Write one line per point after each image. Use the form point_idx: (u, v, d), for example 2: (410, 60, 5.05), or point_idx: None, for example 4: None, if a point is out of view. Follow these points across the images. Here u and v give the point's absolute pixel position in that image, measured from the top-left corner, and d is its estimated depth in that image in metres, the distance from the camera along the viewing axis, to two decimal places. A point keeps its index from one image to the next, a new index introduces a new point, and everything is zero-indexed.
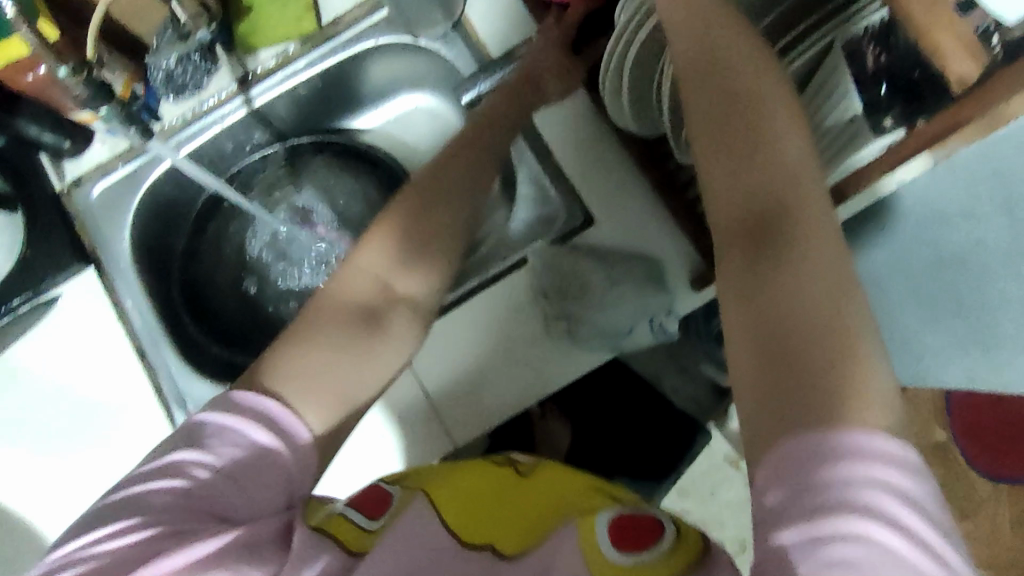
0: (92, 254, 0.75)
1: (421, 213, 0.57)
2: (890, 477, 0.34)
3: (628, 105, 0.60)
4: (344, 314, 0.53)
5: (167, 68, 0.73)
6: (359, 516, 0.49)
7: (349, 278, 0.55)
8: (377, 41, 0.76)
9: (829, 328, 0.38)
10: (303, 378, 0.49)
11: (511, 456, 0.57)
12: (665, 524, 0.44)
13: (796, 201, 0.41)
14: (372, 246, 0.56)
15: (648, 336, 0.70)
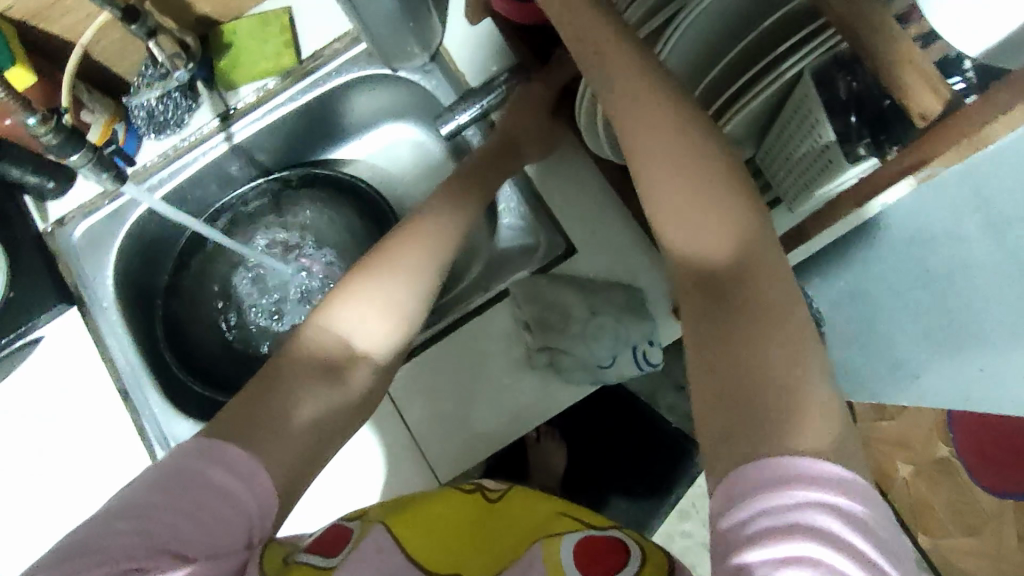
0: (74, 294, 0.75)
1: (393, 266, 0.58)
2: (857, 484, 0.37)
3: (603, 135, 0.60)
4: (316, 365, 0.54)
5: (148, 106, 0.74)
6: (315, 557, 0.49)
7: (319, 333, 0.55)
8: (357, 75, 0.76)
9: (787, 370, 0.40)
10: (274, 426, 0.50)
11: (477, 483, 0.60)
12: (631, 551, 0.47)
13: (756, 250, 0.43)
14: (354, 294, 0.57)
15: (632, 367, 0.67)
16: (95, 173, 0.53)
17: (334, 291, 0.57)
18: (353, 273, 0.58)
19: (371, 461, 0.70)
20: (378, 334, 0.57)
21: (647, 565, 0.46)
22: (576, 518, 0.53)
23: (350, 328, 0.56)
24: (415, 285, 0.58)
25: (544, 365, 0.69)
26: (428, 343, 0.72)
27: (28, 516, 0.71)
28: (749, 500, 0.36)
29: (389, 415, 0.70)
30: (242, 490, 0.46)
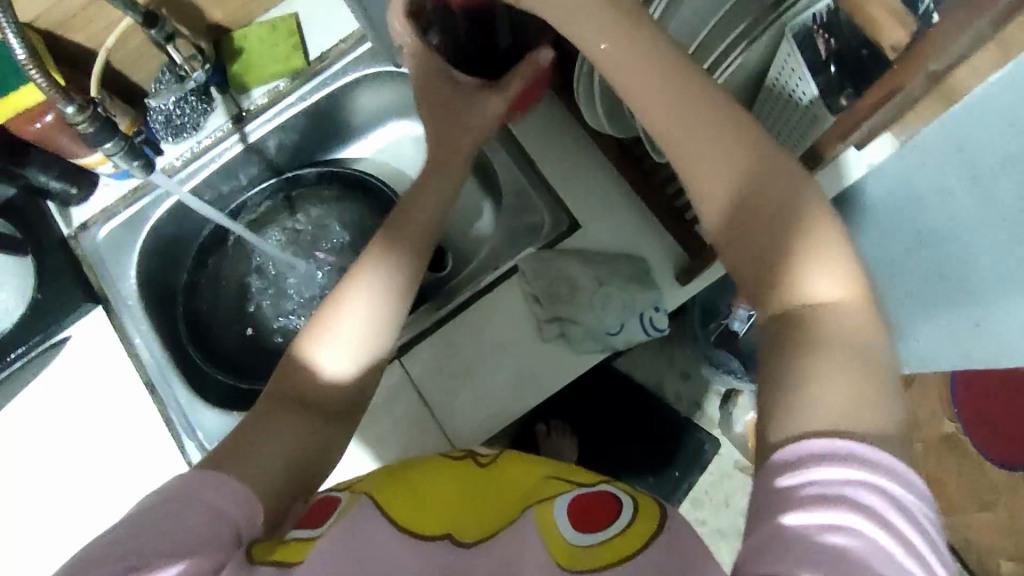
0: (100, 294, 0.78)
1: (368, 286, 0.57)
2: (913, 477, 0.36)
3: (603, 112, 0.64)
4: (292, 390, 0.55)
5: (167, 109, 0.77)
6: (302, 530, 0.50)
7: (289, 365, 0.55)
8: (363, 73, 0.80)
9: (818, 340, 0.41)
10: (290, 425, 0.53)
11: (467, 453, 0.63)
12: (623, 503, 0.49)
13: (787, 226, 0.44)
14: (333, 315, 0.56)
15: (640, 334, 0.71)
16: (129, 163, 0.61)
17: (323, 310, 0.57)
18: (341, 288, 0.58)
19: (390, 436, 0.73)
20: (348, 356, 0.55)
21: (638, 514, 0.48)
22: (567, 479, 0.55)
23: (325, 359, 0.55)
24: (400, 289, 0.58)
25: (555, 336, 0.71)
26: (443, 322, 0.74)
27: (70, 513, 0.74)
28: (805, 467, 0.36)
29: (409, 392, 0.73)
30: (229, 500, 0.48)
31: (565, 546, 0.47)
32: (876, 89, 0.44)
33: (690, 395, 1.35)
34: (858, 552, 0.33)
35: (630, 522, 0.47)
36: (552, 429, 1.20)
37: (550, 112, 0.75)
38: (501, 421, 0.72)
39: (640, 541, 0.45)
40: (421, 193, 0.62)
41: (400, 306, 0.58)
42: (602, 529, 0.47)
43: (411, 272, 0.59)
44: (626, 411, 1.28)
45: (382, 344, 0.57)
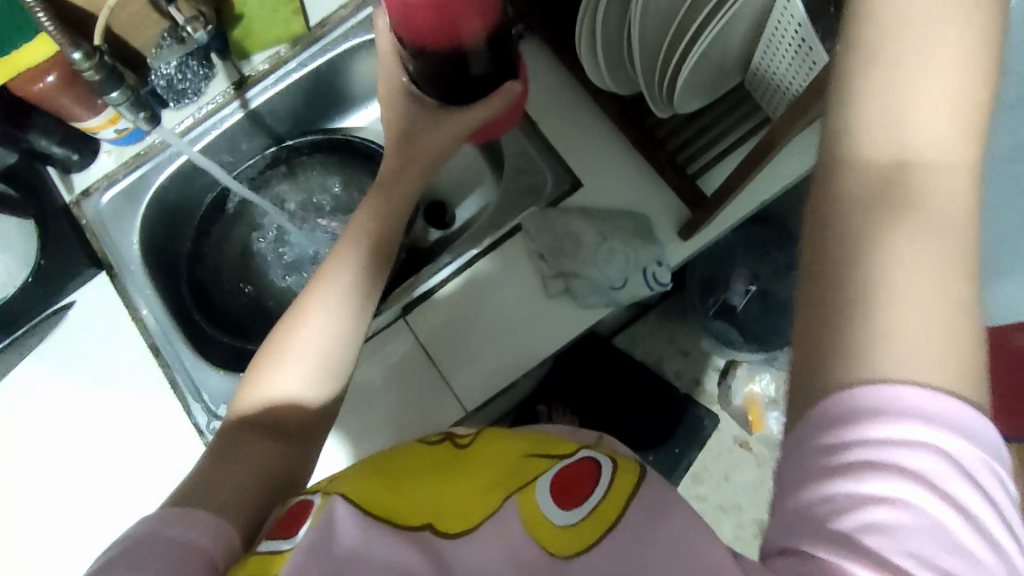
0: (103, 259, 0.77)
1: (331, 304, 0.56)
2: (975, 429, 0.32)
3: (604, 67, 0.65)
4: (263, 417, 0.54)
5: (167, 75, 0.76)
6: (276, 540, 0.44)
7: (255, 393, 0.55)
8: (363, 39, 0.80)
9: (897, 253, 0.34)
10: (262, 435, 0.53)
11: (445, 437, 0.60)
12: (601, 465, 0.50)
13: (912, 106, 0.35)
14: (291, 340, 0.55)
15: (643, 289, 0.72)
16: (133, 111, 0.70)
17: (279, 335, 0.56)
18: (296, 310, 0.57)
19: (395, 395, 0.74)
20: (297, 381, 0.54)
21: (618, 473, 0.49)
22: (541, 456, 0.54)
23: (280, 386, 0.54)
24: (358, 304, 0.57)
25: (560, 292, 0.72)
26: (445, 286, 0.74)
27: (74, 481, 0.73)
28: (850, 425, 0.32)
29: (414, 350, 0.74)
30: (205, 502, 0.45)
31: (555, 532, 0.46)
32: None
33: (691, 372, 1.36)
34: (905, 525, 0.30)
35: (605, 493, 0.48)
36: (554, 412, 1.21)
37: (552, 72, 0.76)
38: (505, 379, 0.73)
39: (620, 505, 0.46)
40: (376, 204, 0.63)
41: (360, 320, 0.57)
42: (580, 505, 0.47)
43: (373, 287, 0.60)
44: (625, 387, 1.28)
45: (341, 370, 0.56)
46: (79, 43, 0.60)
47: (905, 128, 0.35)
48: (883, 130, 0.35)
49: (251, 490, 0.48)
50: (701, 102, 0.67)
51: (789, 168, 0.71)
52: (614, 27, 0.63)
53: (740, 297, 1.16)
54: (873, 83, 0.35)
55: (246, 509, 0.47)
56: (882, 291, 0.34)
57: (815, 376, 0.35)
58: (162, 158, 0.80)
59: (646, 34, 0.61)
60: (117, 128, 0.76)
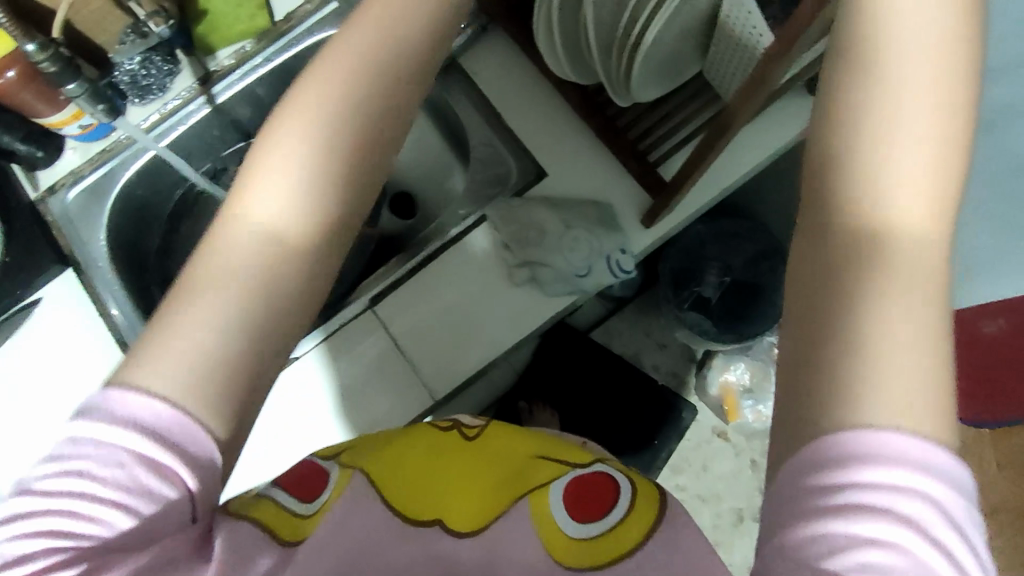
0: (71, 256, 0.77)
1: (343, 107, 0.43)
2: (957, 474, 0.32)
3: (562, 55, 0.66)
4: (250, 243, 0.42)
5: (131, 70, 0.77)
6: (290, 497, 0.52)
7: (241, 209, 0.42)
8: (329, 33, 0.81)
9: (886, 277, 0.35)
10: (249, 266, 0.41)
11: (453, 421, 0.63)
12: (620, 481, 0.53)
13: (867, 113, 0.36)
14: (288, 146, 0.43)
15: (607, 276, 0.73)
16: (92, 104, 0.70)
17: (269, 137, 0.43)
18: (292, 109, 0.44)
19: (362, 386, 0.74)
20: (290, 207, 0.43)
21: (636, 498, 0.51)
22: (549, 458, 0.58)
23: (271, 206, 0.42)
24: (382, 116, 0.45)
25: (525, 280, 0.73)
26: (410, 276, 0.75)
27: None
28: (834, 468, 0.32)
29: (381, 339, 0.74)
30: (180, 415, 0.37)
31: (567, 542, 0.50)
32: (783, 33, 0.47)
33: (668, 365, 1.37)
34: (893, 570, 0.30)
35: (624, 511, 0.50)
36: (536, 408, 1.22)
37: (517, 65, 0.77)
38: (471, 367, 0.73)
39: (650, 516, 0.49)
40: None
41: (382, 137, 0.45)
42: (592, 518, 0.51)
43: (403, 104, 0.46)
44: (605, 380, 1.28)
45: (355, 198, 0.45)
46: (31, 35, 0.61)
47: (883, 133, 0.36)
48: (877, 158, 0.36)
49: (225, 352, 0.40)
50: (657, 91, 0.68)
51: (747, 157, 0.73)
52: (570, 20, 0.64)
53: (712, 290, 1.17)
54: (855, 109, 0.37)
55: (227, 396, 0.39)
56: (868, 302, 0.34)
57: (812, 385, 0.35)
58: (128, 155, 0.80)
59: (600, 25, 0.62)
60: (81, 123, 0.76)
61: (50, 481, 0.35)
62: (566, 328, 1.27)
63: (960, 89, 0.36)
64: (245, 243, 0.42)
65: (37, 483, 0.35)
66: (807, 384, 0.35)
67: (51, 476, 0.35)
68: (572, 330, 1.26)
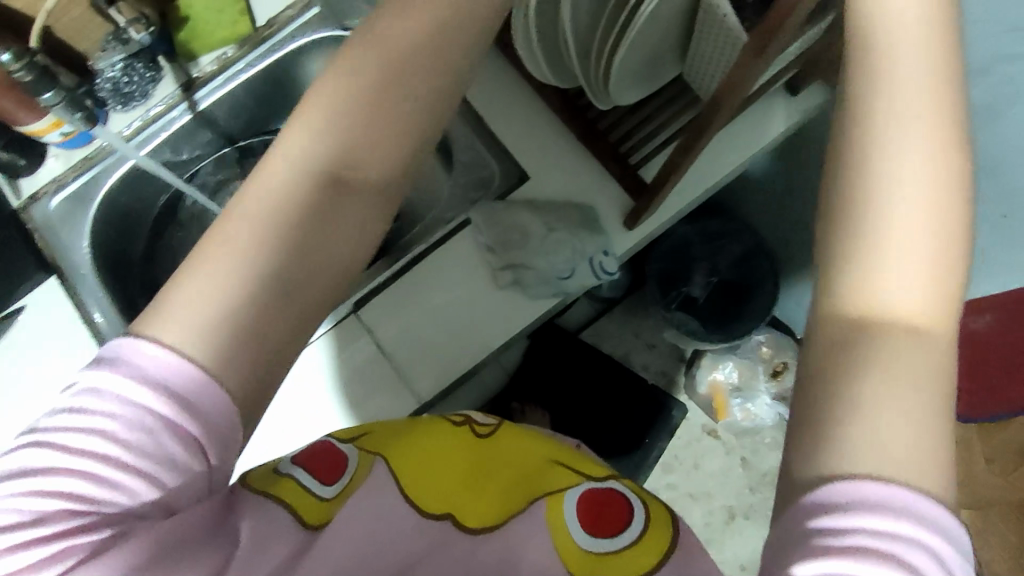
0: (53, 264, 0.77)
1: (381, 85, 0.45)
2: (954, 531, 0.32)
3: (541, 58, 0.67)
4: (283, 202, 0.43)
5: (113, 77, 0.76)
6: (310, 478, 0.52)
7: (277, 169, 0.43)
8: (311, 39, 0.81)
9: (903, 267, 0.36)
10: (278, 227, 0.42)
11: (467, 416, 0.62)
12: (634, 500, 0.54)
13: (860, 125, 0.38)
14: (328, 115, 0.44)
15: (591, 278, 0.73)
16: (69, 111, 0.70)
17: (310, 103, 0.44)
18: (334, 81, 0.44)
19: (347, 390, 0.74)
20: (322, 172, 0.44)
21: (650, 527, 0.52)
22: (569, 466, 0.58)
23: (304, 167, 0.43)
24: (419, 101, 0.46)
25: (509, 283, 0.73)
26: (393, 280, 0.75)
27: None
28: (841, 513, 0.32)
29: (365, 343, 0.74)
30: (212, 387, 0.39)
31: (581, 556, 0.50)
32: (757, 33, 0.47)
33: (658, 364, 1.37)
34: None
35: (642, 531, 0.52)
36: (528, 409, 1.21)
37: (497, 69, 0.77)
38: (455, 370, 0.74)
39: (663, 547, 0.51)
40: None
41: (418, 118, 0.46)
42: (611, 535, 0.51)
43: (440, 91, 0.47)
44: (596, 380, 1.28)
45: (387, 173, 0.46)
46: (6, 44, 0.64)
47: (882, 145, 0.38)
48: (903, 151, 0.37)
49: (241, 306, 0.40)
50: (635, 93, 0.69)
51: (728, 158, 0.73)
52: (549, 22, 0.64)
53: (700, 289, 1.18)
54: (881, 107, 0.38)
55: (241, 356, 0.40)
56: (885, 296, 0.37)
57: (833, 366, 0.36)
58: (112, 161, 0.80)
59: (578, 28, 0.63)
60: (62, 131, 0.74)
61: (70, 430, 0.36)
62: (555, 328, 1.28)
63: (939, 98, 0.38)
64: (277, 203, 0.42)
65: (60, 437, 0.36)
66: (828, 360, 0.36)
67: (72, 424, 0.36)
68: (561, 331, 1.27)
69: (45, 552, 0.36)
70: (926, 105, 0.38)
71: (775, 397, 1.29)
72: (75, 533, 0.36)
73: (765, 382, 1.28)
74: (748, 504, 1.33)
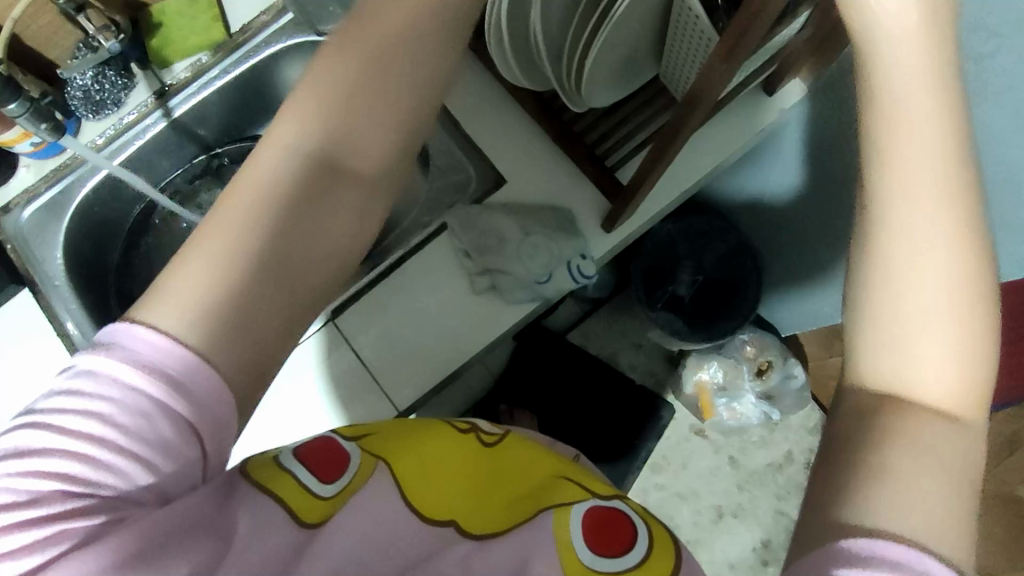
0: (26, 275, 0.76)
1: (363, 78, 0.45)
2: None
3: (513, 62, 0.66)
4: (266, 195, 0.44)
5: (84, 86, 0.75)
6: (309, 475, 0.50)
7: (262, 163, 0.44)
8: (285, 44, 0.80)
9: (900, 263, 0.40)
10: (260, 218, 0.43)
11: (472, 424, 0.61)
12: (641, 526, 0.54)
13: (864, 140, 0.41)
14: (312, 111, 0.45)
15: (569, 282, 0.73)
16: (34, 122, 0.69)
17: (295, 98, 0.45)
18: (318, 74, 0.45)
19: (327, 397, 0.73)
20: (307, 163, 0.44)
21: (655, 551, 0.53)
22: (577, 483, 0.58)
23: (292, 159, 0.44)
24: (402, 93, 0.46)
25: (487, 288, 0.73)
26: (370, 287, 0.74)
27: None
28: (863, 568, 0.35)
29: (344, 350, 0.74)
30: (205, 374, 0.40)
31: (582, 569, 0.50)
32: (727, 34, 0.47)
33: (645, 365, 1.37)
34: None
35: (647, 553, 0.52)
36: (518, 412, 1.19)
37: (473, 73, 0.76)
38: (434, 377, 0.73)
39: (669, 568, 0.52)
40: None
41: (403, 110, 0.46)
42: (617, 556, 0.52)
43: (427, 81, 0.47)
44: (583, 382, 1.27)
45: (371, 166, 0.46)
46: None
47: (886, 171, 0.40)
48: (893, 149, 0.40)
49: (235, 303, 0.42)
50: (611, 95, 0.69)
51: (704, 161, 0.73)
52: (522, 25, 0.64)
53: (686, 288, 1.18)
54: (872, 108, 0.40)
55: (237, 350, 0.41)
56: (886, 284, 0.40)
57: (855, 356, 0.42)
58: (84, 171, 0.80)
59: (551, 32, 0.63)
60: (34, 141, 0.74)
61: (69, 415, 0.38)
62: (540, 330, 1.28)
63: (911, 97, 0.39)
64: (262, 195, 0.43)
65: (59, 420, 0.38)
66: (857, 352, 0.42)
67: (72, 405, 0.38)
68: (546, 333, 1.27)
69: (45, 532, 0.36)
70: (895, 99, 0.39)
71: (759, 396, 1.29)
72: (68, 519, 0.37)
73: (750, 382, 1.27)
74: (736, 504, 1.33)
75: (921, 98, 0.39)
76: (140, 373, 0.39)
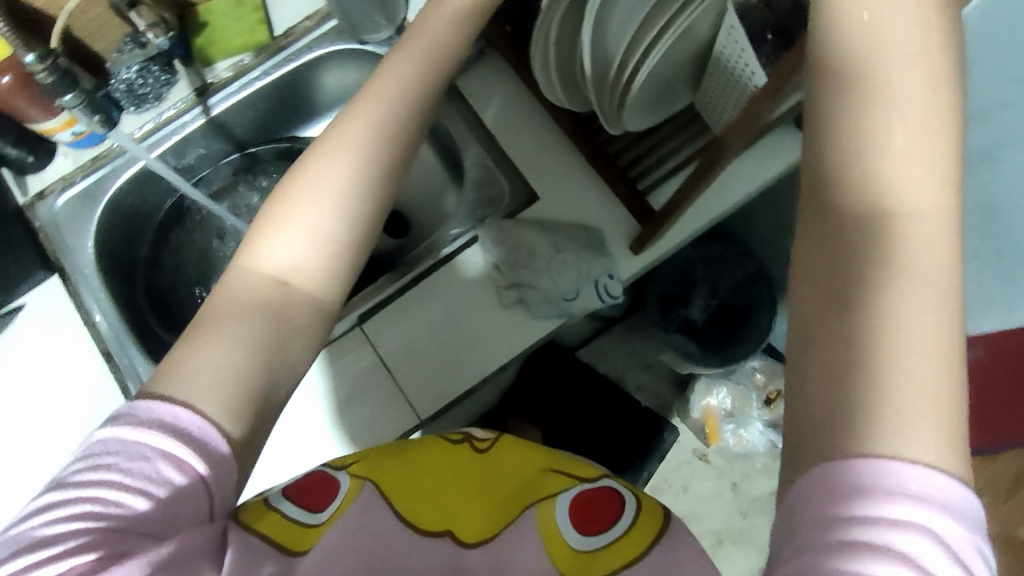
0: (56, 263, 0.77)
1: (339, 169, 0.50)
2: (964, 510, 0.32)
3: (557, 81, 0.67)
4: (248, 296, 0.47)
5: (127, 80, 0.76)
6: (297, 510, 0.50)
7: (241, 274, 0.48)
8: (326, 50, 0.81)
9: (890, 294, 0.36)
10: (245, 312, 0.47)
11: (465, 433, 0.62)
12: (626, 501, 0.52)
13: (859, 171, 0.38)
14: (289, 208, 0.49)
15: (595, 301, 0.73)
16: (87, 115, 0.72)
17: (270, 208, 0.50)
18: (296, 177, 0.50)
19: (350, 399, 0.74)
20: (302, 256, 0.49)
21: (643, 510, 0.51)
22: (565, 472, 0.57)
23: (280, 252, 0.49)
24: (378, 176, 0.51)
25: (514, 302, 0.74)
26: (400, 295, 0.75)
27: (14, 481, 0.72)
28: (843, 490, 0.33)
29: (370, 353, 0.75)
30: (198, 416, 0.42)
31: (571, 554, 0.50)
32: (775, 73, 0.48)
33: (652, 386, 1.38)
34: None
35: (632, 522, 0.50)
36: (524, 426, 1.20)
37: (514, 91, 0.79)
38: (458, 386, 0.73)
39: (651, 536, 0.49)
40: (413, 62, 0.52)
41: (377, 191, 0.51)
42: (602, 530, 0.50)
43: (399, 164, 0.52)
44: (591, 399, 1.28)
45: (348, 246, 0.50)
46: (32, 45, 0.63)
47: (880, 200, 0.37)
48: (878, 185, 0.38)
49: (222, 378, 0.44)
50: (646, 121, 0.70)
51: (734, 189, 0.74)
52: (568, 45, 0.65)
53: (700, 312, 1.18)
54: (887, 124, 0.38)
55: (230, 406, 0.43)
56: (869, 323, 0.36)
57: (812, 407, 0.36)
58: (120, 162, 0.80)
59: (596, 54, 0.64)
60: (74, 131, 0.75)
61: (78, 472, 0.40)
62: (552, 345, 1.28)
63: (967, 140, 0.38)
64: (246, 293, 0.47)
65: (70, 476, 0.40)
66: (825, 403, 0.36)
67: (82, 466, 0.40)
68: (557, 348, 1.28)
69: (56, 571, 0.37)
70: (922, 119, 0.38)
71: (767, 424, 1.29)
72: (70, 557, 0.37)
73: (758, 409, 1.28)
74: (737, 529, 1.33)
75: (945, 140, 0.38)
76: (142, 427, 0.41)
